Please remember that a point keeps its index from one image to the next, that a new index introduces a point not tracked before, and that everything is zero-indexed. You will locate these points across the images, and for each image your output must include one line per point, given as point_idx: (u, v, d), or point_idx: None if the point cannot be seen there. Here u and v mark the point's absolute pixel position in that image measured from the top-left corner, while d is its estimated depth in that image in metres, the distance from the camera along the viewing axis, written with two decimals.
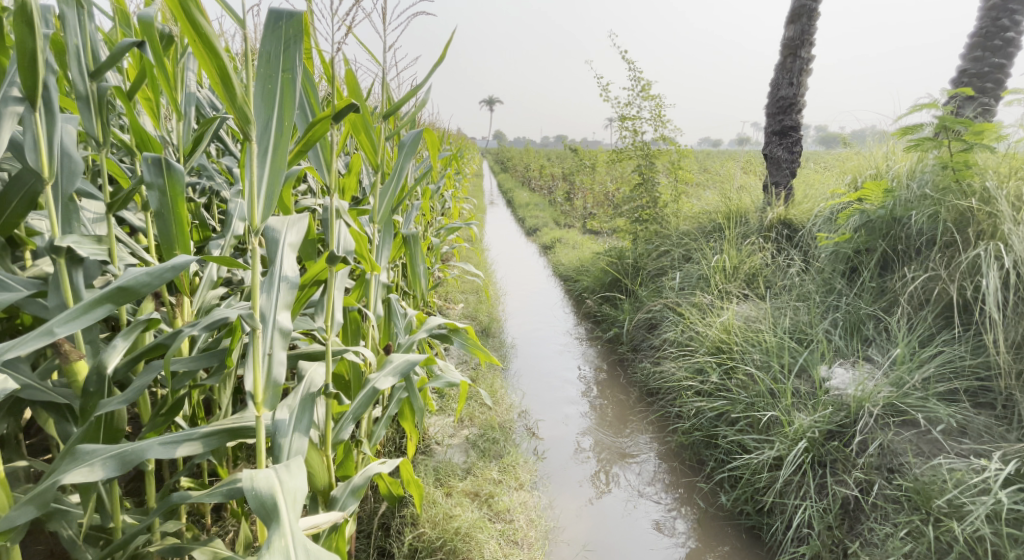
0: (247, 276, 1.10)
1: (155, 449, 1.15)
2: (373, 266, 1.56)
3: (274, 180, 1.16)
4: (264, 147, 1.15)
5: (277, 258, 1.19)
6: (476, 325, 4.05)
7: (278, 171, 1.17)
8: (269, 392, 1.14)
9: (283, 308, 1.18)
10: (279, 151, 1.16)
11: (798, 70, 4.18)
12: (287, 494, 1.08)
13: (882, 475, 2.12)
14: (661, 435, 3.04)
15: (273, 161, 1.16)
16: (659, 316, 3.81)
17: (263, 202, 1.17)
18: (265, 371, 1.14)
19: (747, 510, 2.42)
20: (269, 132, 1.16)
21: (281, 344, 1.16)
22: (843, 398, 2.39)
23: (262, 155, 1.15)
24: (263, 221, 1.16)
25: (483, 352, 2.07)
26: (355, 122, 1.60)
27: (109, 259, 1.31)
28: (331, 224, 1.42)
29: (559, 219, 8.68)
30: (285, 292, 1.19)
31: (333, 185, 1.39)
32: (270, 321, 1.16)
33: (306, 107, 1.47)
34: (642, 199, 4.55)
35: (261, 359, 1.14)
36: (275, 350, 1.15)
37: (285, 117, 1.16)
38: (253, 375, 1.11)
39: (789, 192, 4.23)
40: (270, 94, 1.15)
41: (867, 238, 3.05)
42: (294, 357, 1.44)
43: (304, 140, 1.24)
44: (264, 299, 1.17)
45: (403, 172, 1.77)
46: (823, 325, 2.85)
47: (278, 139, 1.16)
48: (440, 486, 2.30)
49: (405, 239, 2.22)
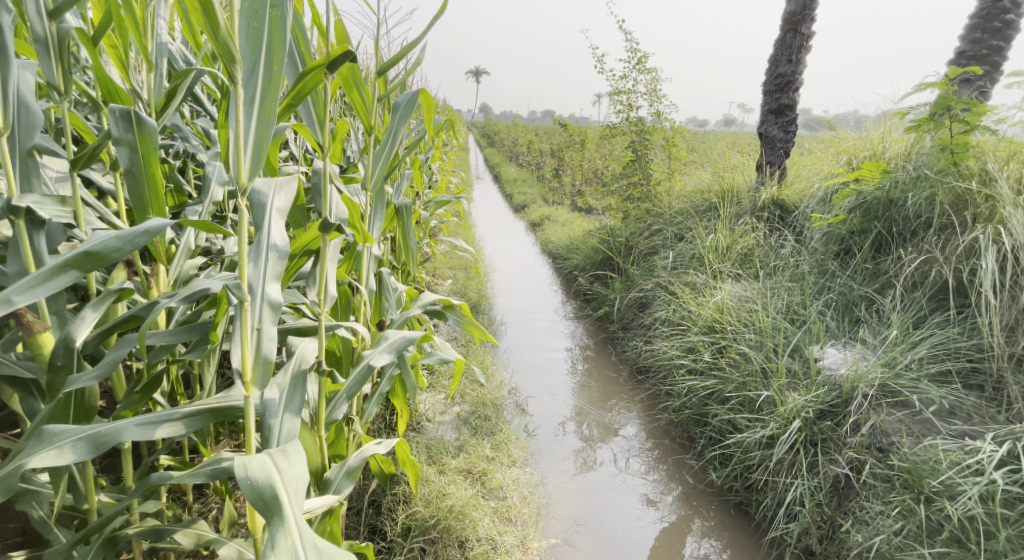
0: (228, 241, 0.98)
1: (131, 431, 1.04)
2: (366, 236, 1.46)
3: (263, 134, 1.06)
4: (250, 96, 1.05)
5: (265, 224, 1.06)
6: (465, 302, 3.97)
7: (266, 123, 1.06)
8: (259, 370, 1.03)
9: (272, 279, 1.07)
10: (268, 101, 1.06)
11: (798, 46, 4.09)
12: (288, 484, 1.00)
13: (873, 454, 2.09)
14: (650, 413, 3.01)
15: (263, 113, 1.06)
16: (650, 295, 3.76)
17: (250, 157, 1.06)
18: (253, 348, 1.03)
19: (736, 486, 2.40)
20: (255, 78, 1.05)
21: (272, 318, 1.05)
22: (836, 379, 2.36)
23: (249, 104, 1.05)
24: (250, 180, 1.06)
25: (478, 329, 2.02)
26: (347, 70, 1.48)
27: (74, 222, 1.23)
28: (325, 189, 1.31)
29: (546, 197, 8.57)
30: (273, 262, 1.08)
31: (326, 146, 1.28)
32: (258, 294, 1.04)
33: (296, 57, 1.35)
34: (635, 175, 4.56)
35: (249, 335, 1.02)
36: (265, 325, 1.04)
37: (273, 62, 1.06)
38: (242, 353, 1.00)
39: (783, 172, 4.20)
40: (256, 35, 1.04)
41: (863, 219, 3.02)
42: (283, 332, 1.33)
43: (293, 92, 1.14)
44: (251, 269, 1.05)
45: (397, 136, 1.67)
46: (817, 306, 2.83)
47: (266, 88, 1.06)
48: (433, 463, 2.24)
49: (396, 211, 2.13)
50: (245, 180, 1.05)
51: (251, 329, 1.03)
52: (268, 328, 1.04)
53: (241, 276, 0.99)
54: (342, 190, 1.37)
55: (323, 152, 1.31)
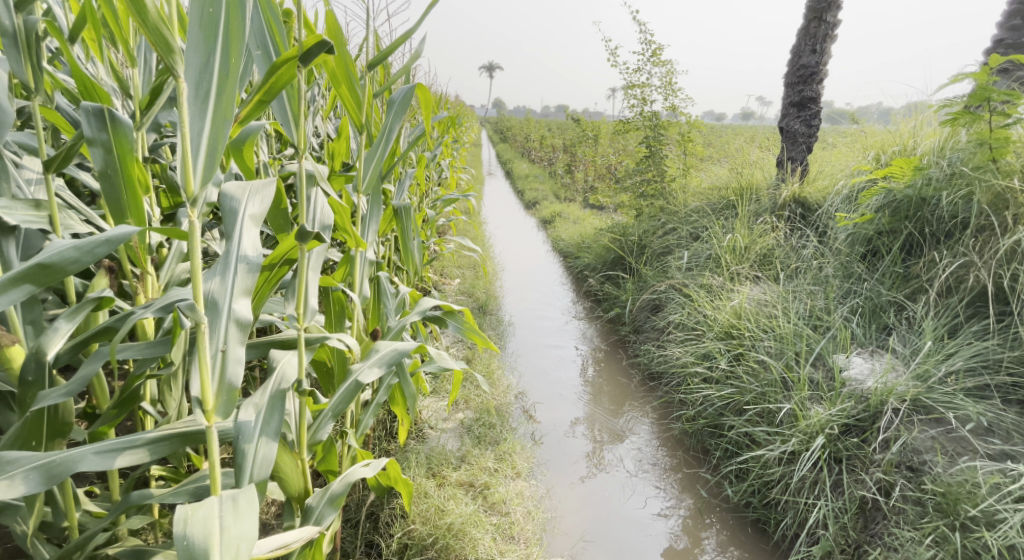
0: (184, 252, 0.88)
1: (89, 460, 0.95)
2: (357, 241, 1.37)
3: (218, 134, 0.96)
4: (205, 92, 0.95)
5: (235, 233, 0.96)
6: (473, 303, 3.87)
7: (223, 123, 0.96)
8: (223, 397, 0.91)
9: (241, 295, 0.96)
10: (225, 98, 0.96)
11: (823, 36, 3.92)
12: (227, 548, 0.90)
13: (903, 474, 1.97)
14: (663, 422, 2.88)
15: (219, 110, 0.96)
16: (664, 297, 3.62)
17: (205, 160, 0.96)
18: (215, 371, 0.91)
19: (753, 502, 2.27)
20: (210, 71, 0.95)
21: (239, 338, 0.94)
22: (863, 391, 2.23)
23: (203, 100, 0.95)
24: (201, 187, 0.95)
25: (480, 337, 1.93)
26: (337, 55, 1.40)
27: (51, 228, 1.17)
28: (301, 192, 1.19)
29: (558, 193, 8.43)
30: (242, 275, 0.97)
31: (300, 145, 1.16)
32: (224, 311, 0.93)
33: (269, 46, 1.21)
34: (649, 171, 4.43)
35: (211, 357, 0.91)
36: (231, 346, 0.94)
37: (231, 53, 0.96)
38: (202, 380, 0.88)
39: (804, 168, 4.04)
40: (211, 23, 0.95)
41: (891, 219, 2.87)
42: (253, 347, 1.21)
43: (263, 87, 1.03)
44: (214, 281, 0.94)
45: (392, 133, 1.57)
46: (841, 312, 2.68)
47: (222, 83, 0.96)
48: (433, 476, 2.14)
49: (396, 212, 2.05)
50: (194, 186, 0.94)
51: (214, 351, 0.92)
52: (234, 350, 0.94)
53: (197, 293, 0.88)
54: (330, 193, 1.28)
55: (298, 154, 1.18)
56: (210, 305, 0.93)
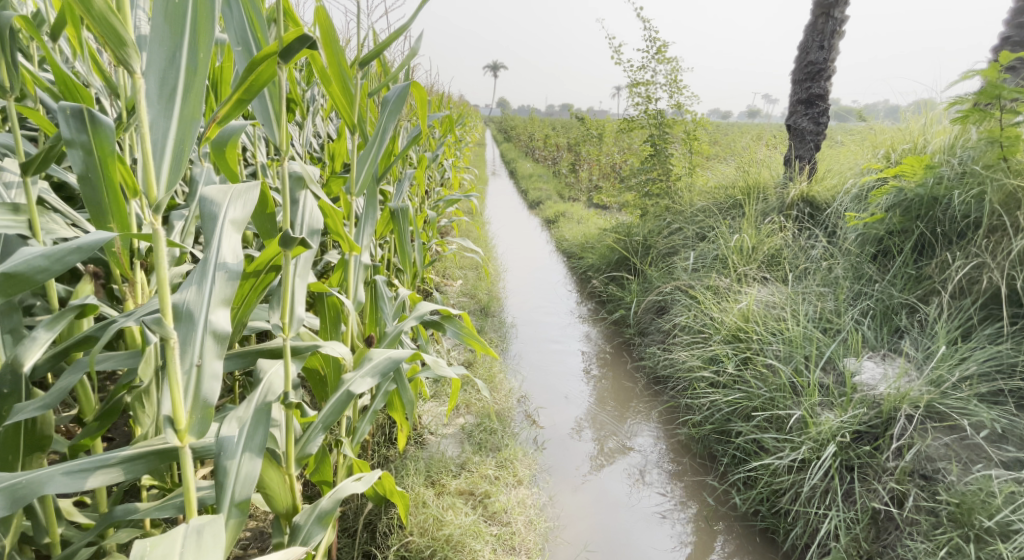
0: (152, 262, 0.84)
1: (57, 481, 0.91)
2: (349, 245, 1.32)
3: (186, 133, 0.94)
4: (171, 89, 0.93)
5: (214, 240, 0.91)
6: (476, 305, 3.82)
7: (192, 121, 0.94)
8: (197, 414, 0.87)
9: (220, 305, 0.92)
10: (193, 95, 0.94)
11: (830, 32, 3.84)
12: None
13: (915, 483, 1.90)
14: (669, 427, 2.82)
15: (187, 109, 0.94)
16: (669, 299, 3.56)
17: (171, 162, 0.94)
18: (187, 389, 0.87)
19: (762, 511, 2.22)
20: (177, 67, 0.93)
21: (216, 352, 0.90)
22: (875, 397, 2.16)
23: (169, 98, 0.93)
24: (164, 192, 0.91)
25: (479, 343, 1.88)
26: (330, 50, 1.37)
27: (31, 234, 1.14)
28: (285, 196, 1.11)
29: (564, 192, 8.37)
30: (220, 284, 0.93)
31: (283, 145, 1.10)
32: (201, 322, 0.89)
33: (250, 41, 1.15)
34: (654, 170, 4.36)
35: (184, 373, 0.86)
36: (207, 360, 0.89)
37: (199, 47, 0.94)
38: (173, 398, 0.84)
39: (813, 166, 3.96)
40: (177, 16, 0.93)
41: (902, 218, 2.80)
42: (237, 357, 1.16)
43: (243, 86, 0.98)
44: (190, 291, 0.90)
45: (386, 134, 1.51)
46: (851, 315, 2.61)
47: (189, 78, 0.94)
48: (432, 484, 2.08)
49: (393, 213, 2.00)
50: (156, 191, 0.90)
51: (189, 365, 0.87)
52: (210, 364, 0.89)
53: (166, 306, 0.84)
54: (320, 196, 1.24)
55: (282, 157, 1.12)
56: (185, 317, 0.88)
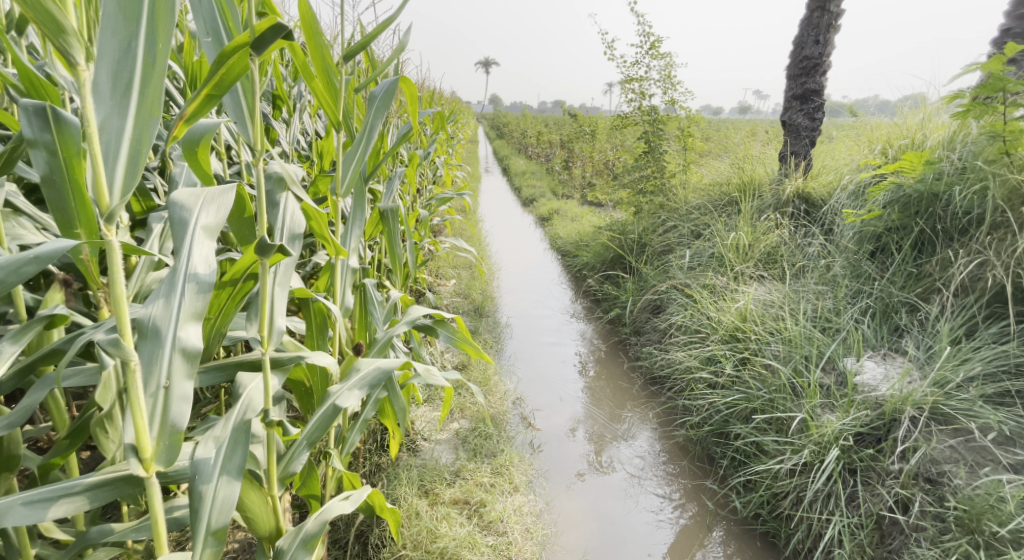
0: (106, 279, 0.80)
1: (17, 511, 0.87)
2: (335, 249, 1.26)
3: (143, 133, 0.88)
4: (125, 83, 0.87)
5: (182, 251, 0.85)
6: (469, 305, 3.75)
7: (150, 120, 0.88)
8: (164, 440, 0.83)
9: (190, 320, 0.87)
10: (150, 91, 0.88)
11: (826, 26, 3.79)
12: None
13: (921, 487, 1.86)
14: (666, 429, 2.76)
15: (144, 106, 0.88)
16: (665, 297, 3.51)
17: (127, 165, 0.88)
18: (152, 414, 0.83)
19: (762, 514, 2.17)
20: (132, 58, 0.87)
21: (185, 372, 0.85)
22: (877, 398, 2.12)
23: (123, 95, 0.87)
24: (117, 199, 0.86)
25: (473, 348, 1.82)
26: (312, 43, 1.30)
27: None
28: (261, 198, 1.02)
29: (556, 189, 8.30)
30: (190, 296, 0.87)
31: (258, 142, 1.03)
32: (168, 340, 0.84)
33: (220, 31, 1.08)
34: (648, 167, 4.30)
35: (150, 396, 0.83)
36: (176, 381, 0.85)
37: (157, 37, 0.88)
38: (136, 425, 0.81)
39: (808, 163, 3.92)
40: (132, 2, 0.86)
41: (901, 215, 2.76)
42: (215, 369, 1.10)
43: (213, 79, 0.92)
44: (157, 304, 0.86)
45: (374, 131, 1.44)
46: (851, 314, 2.57)
47: (146, 71, 0.87)
48: (426, 493, 2.03)
49: (382, 214, 1.93)
50: (108, 199, 0.85)
51: (155, 387, 0.83)
52: (179, 386, 0.85)
53: (125, 328, 0.80)
54: (303, 198, 1.17)
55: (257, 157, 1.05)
56: (151, 333, 0.84)
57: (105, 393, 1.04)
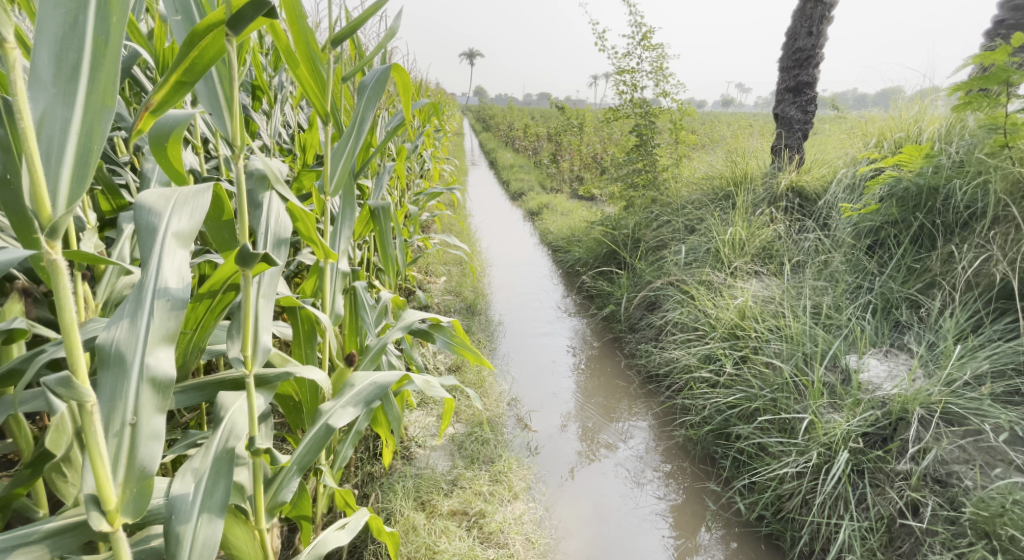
0: (59, 305, 0.70)
1: None
2: (326, 253, 1.17)
3: (94, 125, 0.76)
4: (71, 68, 0.76)
5: (150, 265, 0.78)
6: (461, 303, 3.66)
7: (102, 109, 0.77)
8: (132, 486, 0.75)
9: (160, 342, 0.79)
10: (102, 75, 0.77)
11: (819, 17, 3.72)
12: None
13: (933, 490, 1.81)
14: (664, 429, 2.69)
15: (94, 94, 0.76)
16: (660, 294, 3.44)
17: (74, 163, 0.76)
18: (117, 458, 0.74)
19: (766, 516, 2.11)
20: (80, 36, 0.76)
21: (154, 404, 0.77)
22: (884, 397, 2.06)
23: (68, 81, 0.75)
24: (62, 205, 0.74)
25: (471, 353, 1.73)
26: (296, 28, 1.19)
27: None
28: (240, 198, 0.90)
29: (545, 183, 8.20)
30: (160, 315, 0.80)
31: (237, 135, 0.92)
32: (134, 370, 0.76)
33: (191, 8, 0.97)
34: (639, 162, 4.21)
35: (115, 435, 0.74)
36: (144, 417, 0.76)
37: (109, 12, 0.77)
38: (99, 474, 0.71)
39: (802, 156, 3.87)
40: None
41: (899, 209, 2.72)
42: (192, 390, 1.00)
43: (182, 64, 0.83)
44: (121, 326, 0.77)
45: (365, 124, 1.34)
46: (852, 310, 2.52)
47: (97, 51, 0.76)
48: (422, 505, 1.94)
49: (373, 212, 1.83)
50: (48, 204, 0.72)
51: (120, 425, 0.75)
52: (148, 421, 0.76)
53: (80, 364, 0.70)
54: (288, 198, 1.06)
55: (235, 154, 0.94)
56: (114, 361, 0.76)
57: (57, 438, 0.95)
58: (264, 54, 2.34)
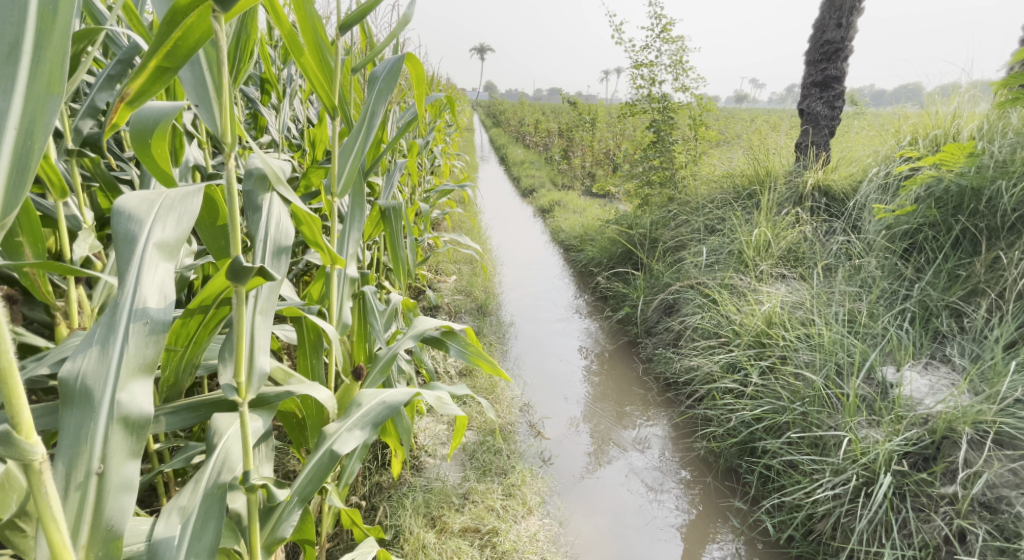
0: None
1: None
2: (333, 258, 1.08)
3: (36, 116, 0.65)
4: (10, 47, 0.64)
5: (127, 283, 0.69)
6: (472, 303, 3.54)
7: (46, 97, 0.65)
8: (97, 550, 0.64)
9: (135, 375, 0.69)
10: (48, 57, 0.66)
11: (849, 8, 3.56)
12: None
13: (984, 518, 1.67)
14: (684, 440, 2.56)
15: (38, 78, 0.65)
16: (679, 296, 3.32)
17: (11, 163, 0.64)
18: (80, 515, 0.64)
19: (796, 537, 1.98)
20: (23, 10, 0.65)
21: (126, 450, 0.67)
22: (928, 414, 1.92)
23: (5, 61, 0.64)
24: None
25: (486, 364, 1.61)
26: (301, 13, 1.08)
27: None
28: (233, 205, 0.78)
29: (556, 179, 8.06)
30: (137, 341, 0.70)
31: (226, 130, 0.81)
32: (103, 408, 0.66)
33: None
34: (656, 159, 4.08)
35: (78, 488, 0.64)
36: (113, 465, 0.66)
37: None
38: (54, 541, 0.61)
39: (828, 154, 3.72)
40: None
41: (936, 211, 2.57)
42: (185, 411, 0.92)
43: (162, 48, 0.73)
44: (90, 354, 0.68)
45: (375, 118, 1.23)
46: (888, 318, 2.38)
47: (43, 29, 0.66)
48: (432, 522, 1.83)
49: (383, 212, 1.72)
50: None
51: (84, 476, 0.65)
52: (117, 470, 0.66)
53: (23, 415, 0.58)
54: (291, 200, 0.96)
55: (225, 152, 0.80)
56: (79, 397, 0.66)
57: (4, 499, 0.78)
58: (272, 46, 2.23)
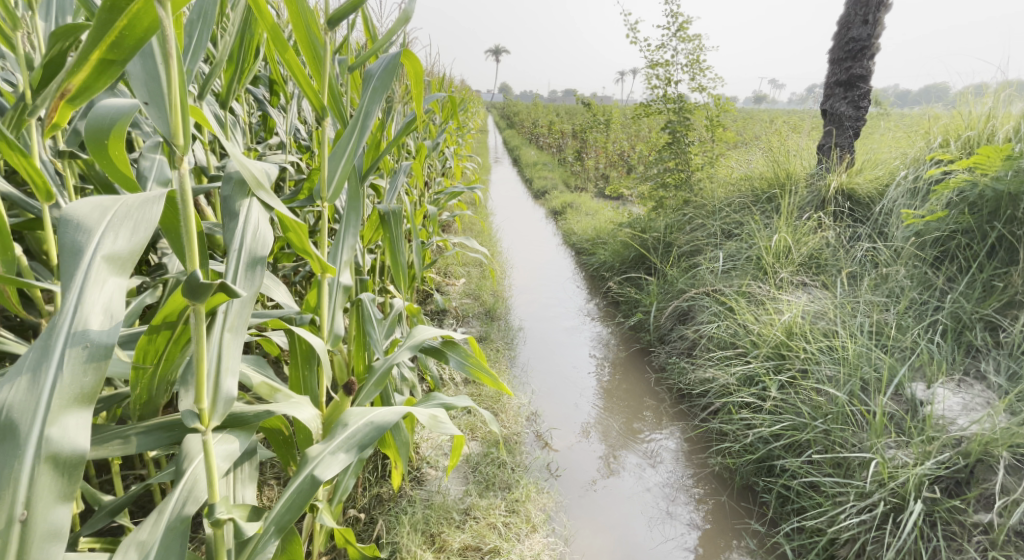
0: None
1: None
2: (320, 267, 1.00)
3: None
4: None
5: (70, 299, 0.70)
6: (480, 307, 3.46)
7: None
8: None
9: (69, 409, 0.70)
10: None
11: (877, 4, 3.42)
12: None
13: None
14: (698, 455, 2.46)
15: None
16: (694, 303, 3.21)
17: None
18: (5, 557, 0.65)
19: None
20: None
21: (56, 493, 0.68)
22: (961, 436, 1.80)
23: None
24: None
25: (488, 377, 1.53)
26: (291, 6, 1.03)
27: None
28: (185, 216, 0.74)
29: (569, 181, 7.95)
30: (73, 367, 0.70)
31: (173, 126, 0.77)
32: (33, 445, 0.67)
33: None
34: (671, 161, 3.97)
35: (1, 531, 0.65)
36: (40, 509, 0.67)
37: None
38: None
39: (852, 156, 3.58)
40: None
41: (969, 217, 2.44)
42: (157, 432, 0.88)
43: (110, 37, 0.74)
44: (20, 384, 0.69)
45: (369, 118, 1.14)
46: (917, 330, 2.25)
47: None
48: (432, 540, 1.75)
49: (383, 217, 1.64)
50: None
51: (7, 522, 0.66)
52: (45, 515, 0.67)
53: None
54: (274, 206, 0.89)
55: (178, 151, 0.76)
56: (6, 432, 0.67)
57: None
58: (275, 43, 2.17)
